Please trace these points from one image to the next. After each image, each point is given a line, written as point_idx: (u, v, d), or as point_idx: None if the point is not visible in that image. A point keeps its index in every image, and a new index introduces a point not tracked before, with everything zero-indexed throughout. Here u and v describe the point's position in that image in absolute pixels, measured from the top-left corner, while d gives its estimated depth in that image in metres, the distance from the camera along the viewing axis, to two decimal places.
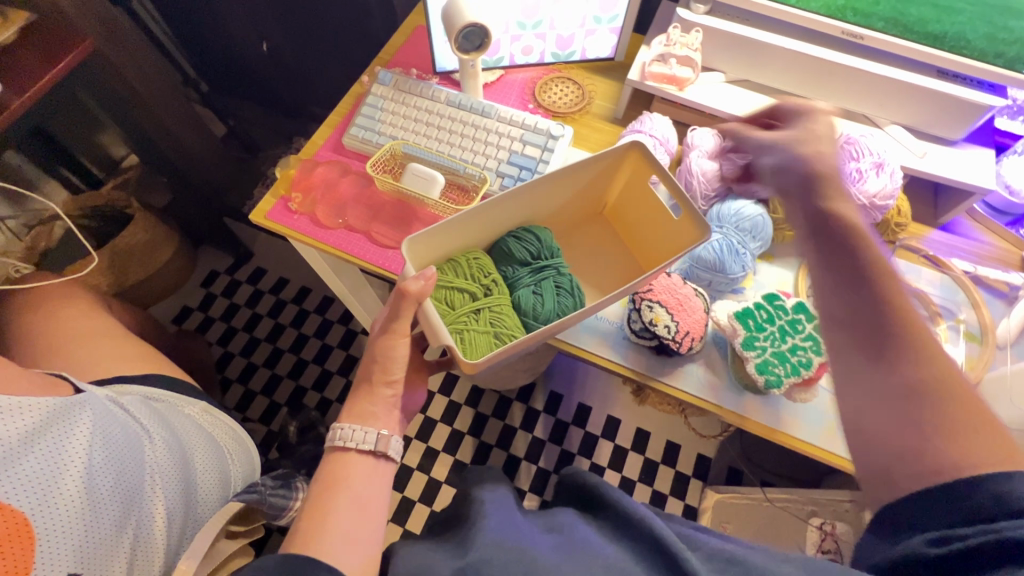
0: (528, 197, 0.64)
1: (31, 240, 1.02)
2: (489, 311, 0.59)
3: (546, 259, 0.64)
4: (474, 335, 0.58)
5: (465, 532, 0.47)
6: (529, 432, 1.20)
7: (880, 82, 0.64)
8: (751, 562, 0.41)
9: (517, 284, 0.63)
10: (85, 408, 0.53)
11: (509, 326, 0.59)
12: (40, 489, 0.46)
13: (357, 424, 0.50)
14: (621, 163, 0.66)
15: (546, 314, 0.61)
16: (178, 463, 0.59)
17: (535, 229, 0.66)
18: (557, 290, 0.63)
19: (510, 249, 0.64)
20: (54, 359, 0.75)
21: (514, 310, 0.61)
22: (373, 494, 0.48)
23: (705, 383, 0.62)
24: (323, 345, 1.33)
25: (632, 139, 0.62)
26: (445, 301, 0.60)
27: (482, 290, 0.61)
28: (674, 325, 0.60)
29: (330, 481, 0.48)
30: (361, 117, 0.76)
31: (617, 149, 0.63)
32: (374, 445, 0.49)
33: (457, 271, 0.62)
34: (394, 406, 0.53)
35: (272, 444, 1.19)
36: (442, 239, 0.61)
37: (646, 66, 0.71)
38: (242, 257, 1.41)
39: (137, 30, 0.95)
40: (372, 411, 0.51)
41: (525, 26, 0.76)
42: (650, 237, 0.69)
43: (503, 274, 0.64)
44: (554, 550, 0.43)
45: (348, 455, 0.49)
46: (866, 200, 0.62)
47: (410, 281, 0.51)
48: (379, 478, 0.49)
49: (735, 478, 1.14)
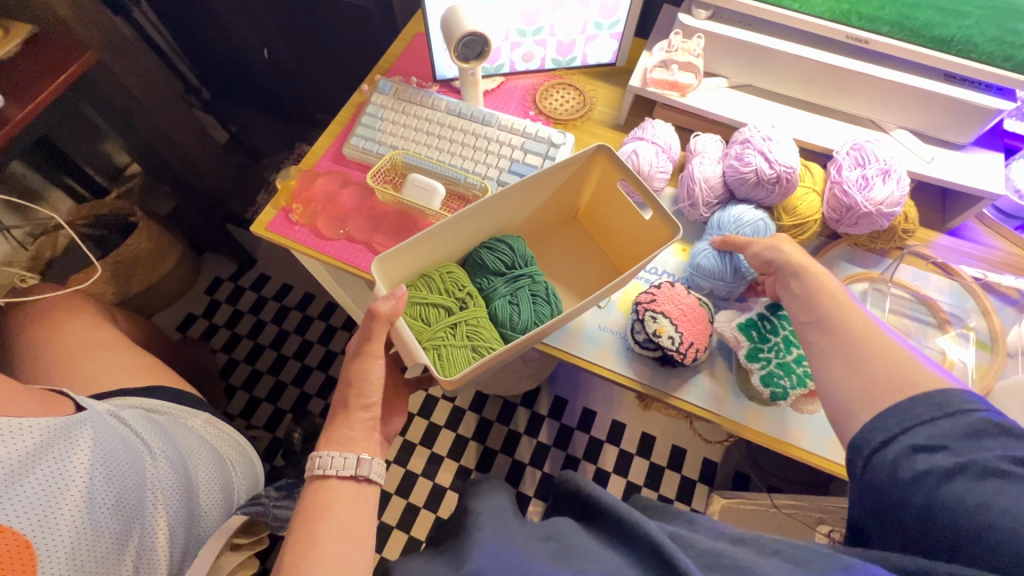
0: (499, 208, 0.63)
1: (36, 249, 1.02)
2: (465, 325, 0.59)
3: (520, 268, 0.64)
4: (451, 350, 0.57)
5: (459, 546, 0.47)
6: (533, 438, 1.20)
7: (885, 87, 0.63)
8: (741, 558, 0.39)
9: (493, 295, 0.62)
10: (85, 427, 0.53)
11: (487, 338, 0.59)
12: (39, 510, 0.46)
13: (335, 450, 0.50)
14: (589, 169, 0.65)
15: (523, 323, 0.60)
16: (179, 478, 0.59)
17: (507, 239, 0.65)
18: (533, 299, 0.62)
19: (483, 261, 0.64)
20: (57, 372, 0.75)
21: (491, 322, 0.61)
22: (359, 518, 0.47)
23: (710, 394, 0.62)
24: (325, 351, 1.33)
25: (597, 143, 0.61)
26: (419, 318, 0.59)
27: (456, 304, 0.61)
28: (678, 336, 0.59)
29: (312, 509, 0.47)
30: (360, 127, 0.75)
31: (583, 156, 0.62)
32: (354, 470, 0.49)
33: (430, 287, 0.61)
34: (372, 426, 0.54)
35: (278, 451, 1.20)
36: (410, 256, 0.60)
37: (648, 73, 0.70)
38: (246, 263, 1.40)
39: (139, 40, 0.96)
40: (349, 435, 0.51)
41: (525, 33, 0.75)
42: (625, 242, 0.68)
43: (478, 286, 0.64)
44: (553, 560, 0.42)
45: (328, 482, 0.49)
46: (872, 207, 0.61)
47: (381, 302, 0.51)
48: (362, 502, 0.49)
49: (742, 482, 1.13)
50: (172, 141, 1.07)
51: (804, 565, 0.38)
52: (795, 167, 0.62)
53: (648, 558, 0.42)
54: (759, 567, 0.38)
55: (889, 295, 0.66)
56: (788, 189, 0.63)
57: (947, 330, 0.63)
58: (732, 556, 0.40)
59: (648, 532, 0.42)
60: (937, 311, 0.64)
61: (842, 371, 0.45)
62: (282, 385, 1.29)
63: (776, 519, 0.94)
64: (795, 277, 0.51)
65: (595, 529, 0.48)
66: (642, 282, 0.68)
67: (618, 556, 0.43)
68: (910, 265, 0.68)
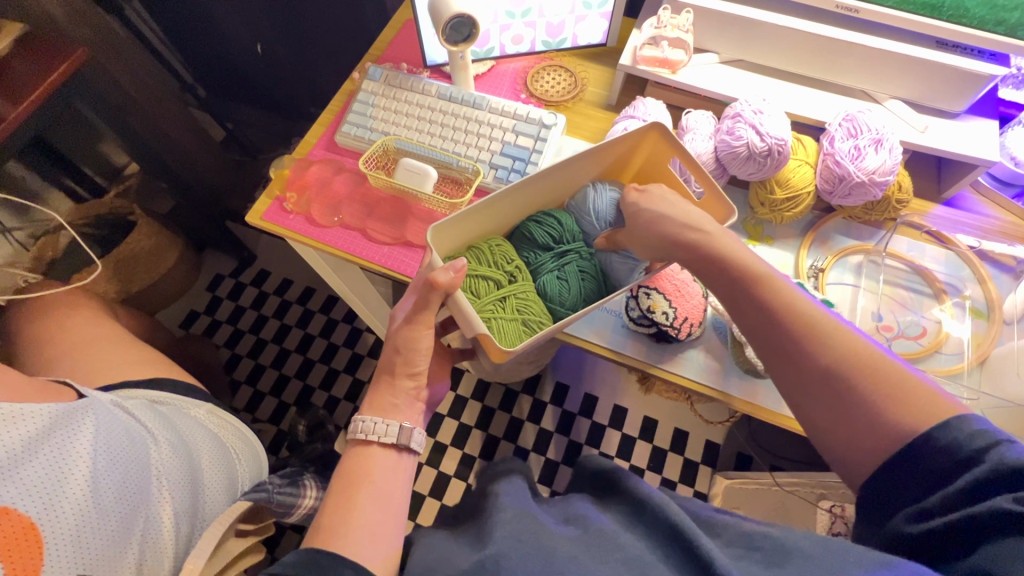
0: (545, 184, 0.61)
1: (38, 250, 1.03)
2: (515, 299, 0.59)
3: (568, 243, 0.62)
4: (502, 323, 0.57)
5: (483, 523, 0.46)
6: (537, 423, 1.21)
7: (877, 56, 0.62)
8: (780, 545, 0.40)
9: (541, 270, 0.61)
10: (89, 413, 0.53)
11: (536, 312, 0.59)
12: (46, 492, 0.47)
13: (378, 417, 0.50)
14: (639, 148, 0.62)
15: (572, 300, 0.60)
16: (183, 464, 0.60)
17: (556, 212, 0.63)
18: (581, 275, 0.61)
19: (532, 235, 0.62)
20: (61, 368, 0.76)
21: (539, 297, 0.61)
22: (397, 488, 0.48)
23: (705, 369, 0.62)
24: (328, 343, 1.34)
25: (652, 121, 0.57)
26: (470, 290, 0.59)
27: (505, 277, 0.60)
28: (672, 312, 0.60)
29: (350, 477, 0.47)
30: (352, 114, 0.75)
31: (634, 133, 0.59)
32: (397, 438, 0.49)
33: (479, 260, 0.61)
34: (416, 397, 0.53)
35: (283, 444, 1.22)
36: (457, 229, 0.59)
37: (638, 51, 0.70)
38: (245, 259, 1.41)
39: (130, 36, 0.96)
40: (394, 404, 0.51)
41: (514, 15, 0.75)
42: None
43: (525, 260, 0.63)
44: (573, 542, 0.42)
45: (370, 448, 0.49)
46: (865, 176, 0.61)
47: (439, 272, 0.50)
48: (401, 470, 0.49)
49: (744, 465, 1.14)
50: (167, 138, 1.08)
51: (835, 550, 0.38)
52: (787, 140, 0.61)
53: (669, 532, 0.43)
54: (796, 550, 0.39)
55: (883, 268, 0.66)
56: (780, 163, 0.62)
57: (943, 301, 0.63)
58: (767, 543, 0.40)
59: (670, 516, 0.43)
60: (933, 280, 0.64)
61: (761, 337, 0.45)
62: (286, 378, 1.30)
63: (779, 497, 0.95)
64: (736, 292, 0.47)
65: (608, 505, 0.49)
66: None
67: (633, 531, 0.44)
68: (904, 235, 0.67)
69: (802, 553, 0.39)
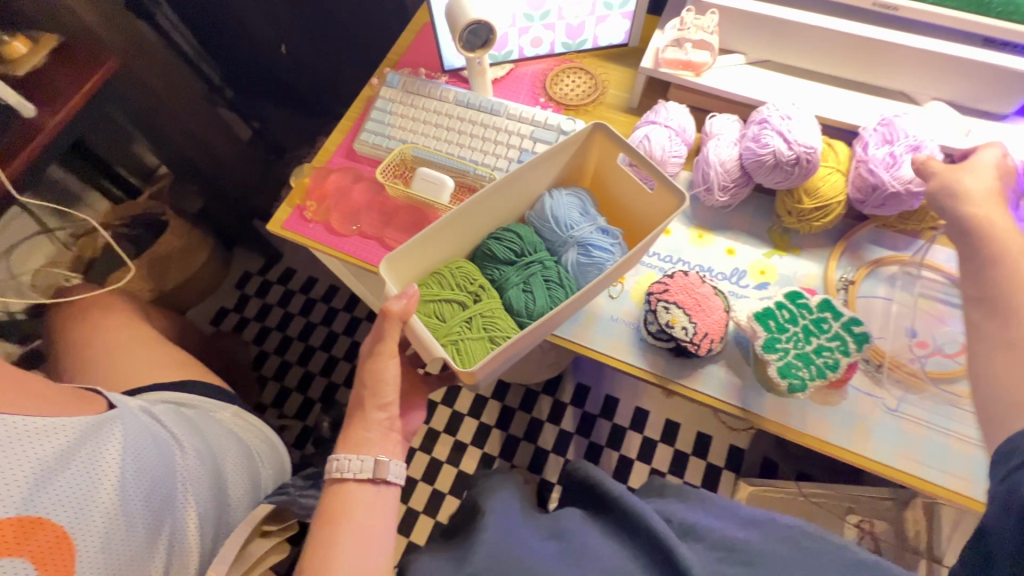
0: (499, 196, 0.62)
1: (78, 249, 1.09)
2: (481, 318, 0.58)
3: (530, 254, 0.62)
4: (469, 343, 0.57)
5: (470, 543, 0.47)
6: (556, 424, 1.20)
7: (915, 56, 0.59)
8: (750, 551, 0.42)
9: (506, 285, 0.61)
10: (117, 423, 0.55)
11: (504, 327, 0.58)
12: (77, 502, 0.49)
13: (353, 453, 0.51)
14: (588, 149, 0.64)
15: (540, 310, 0.59)
16: (207, 469, 0.62)
17: (513, 226, 0.64)
18: (547, 285, 0.60)
19: (493, 252, 0.63)
20: (96, 370, 0.79)
21: (506, 311, 0.60)
22: (378, 520, 0.49)
23: (726, 384, 0.60)
24: (351, 341, 1.36)
25: (593, 121, 0.60)
26: (435, 315, 0.59)
27: (470, 297, 0.60)
28: (692, 327, 0.58)
29: (331, 516, 0.49)
30: (371, 122, 0.76)
31: (580, 135, 0.62)
32: (372, 472, 0.50)
33: (442, 283, 0.61)
34: (389, 428, 0.54)
35: (308, 439, 1.25)
36: (416, 255, 0.60)
37: (660, 53, 0.67)
38: (272, 258, 1.44)
39: (160, 41, 0.99)
40: (366, 437, 0.52)
41: (532, 18, 0.73)
42: (641, 218, 0.65)
43: (491, 277, 0.63)
44: (555, 561, 0.42)
45: (346, 485, 0.50)
46: (900, 186, 0.57)
47: (392, 301, 0.51)
48: (381, 502, 0.50)
49: (769, 471, 1.11)
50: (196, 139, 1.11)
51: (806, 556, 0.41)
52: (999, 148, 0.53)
53: (652, 541, 0.43)
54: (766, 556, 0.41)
55: (920, 280, 0.63)
56: (809, 171, 0.59)
57: None
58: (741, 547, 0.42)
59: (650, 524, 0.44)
60: None
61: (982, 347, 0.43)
62: (311, 375, 1.33)
63: (803, 508, 0.92)
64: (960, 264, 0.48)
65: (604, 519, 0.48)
66: (655, 270, 0.66)
67: (618, 545, 0.45)
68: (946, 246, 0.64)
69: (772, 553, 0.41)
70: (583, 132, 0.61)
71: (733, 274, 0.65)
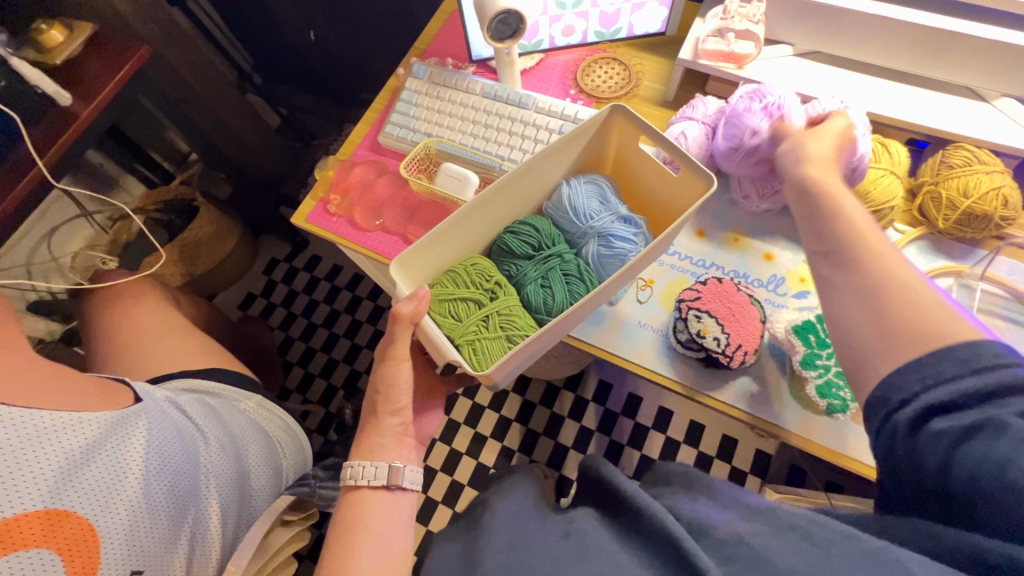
0: (514, 187, 0.60)
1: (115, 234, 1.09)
2: (498, 316, 0.57)
3: (548, 248, 0.60)
4: (486, 343, 0.55)
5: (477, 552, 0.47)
6: (577, 421, 1.19)
7: (987, 49, 0.54)
8: (758, 545, 0.36)
9: (524, 281, 0.59)
10: (141, 417, 0.56)
11: (521, 326, 0.56)
12: (102, 495, 0.50)
13: (367, 459, 0.51)
14: (606, 133, 0.61)
15: (559, 307, 0.57)
16: (229, 460, 0.63)
17: (530, 219, 0.62)
18: (566, 280, 0.58)
19: (509, 247, 0.61)
20: (127, 355, 0.81)
21: (525, 308, 0.59)
22: (395, 525, 0.49)
23: (759, 399, 0.57)
24: (374, 330, 1.37)
25: (612, 103, 0.57)
26: (450, 314, 0.57)
27: (486, 295, 0.58)
28: (725, 338, 0.55)
29: (346, 525, 0.48)
30: (395, 114, 0.74)
31: (598, 119, 0.59)
32: (386, 479, 0.50)
33: (457, 282, 0.59)
34: (403, 433, 0.54)
35: (330, 426, 1.27)
36: (428, 254, 0.58)
37: (699, 44, 0.64)
38: (299, 245, 1.46)
39: (190, 28, 0.99)
40: (380, 443, 0.52)
41: (565, 5, 0.70)
42: (666, 206, 0.62)
43: (508, 273, 0.61)
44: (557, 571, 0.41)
45: (361, 493, 0.50)
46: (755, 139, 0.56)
47: (403, 303, 0.50)
48: (397, 509, 0.50)
49: (797, 477, 1.08)
50: (225, 126, 1.11)
51: (823, 548, 0.34)
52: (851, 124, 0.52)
53: (661, 544, 0.39)
54: (774, 550, 0.35)
55: (979, 293, 0.58)
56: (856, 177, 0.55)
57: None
58: (750, 544, 0.36)
59: (660, 522, 0.40)
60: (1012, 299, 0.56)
61: (838, 305, 0.41)
62: (334, 362, 1.35)
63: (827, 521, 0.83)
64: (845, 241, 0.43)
65: (611, 517, 0.45)
66: (686, 274, 0.63)
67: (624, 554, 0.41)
68: (1009, 257, 0.59)
69: (780, 557, 0.34)
70: (600, 116, 0.58)
71: (769, 280, 0.62)
